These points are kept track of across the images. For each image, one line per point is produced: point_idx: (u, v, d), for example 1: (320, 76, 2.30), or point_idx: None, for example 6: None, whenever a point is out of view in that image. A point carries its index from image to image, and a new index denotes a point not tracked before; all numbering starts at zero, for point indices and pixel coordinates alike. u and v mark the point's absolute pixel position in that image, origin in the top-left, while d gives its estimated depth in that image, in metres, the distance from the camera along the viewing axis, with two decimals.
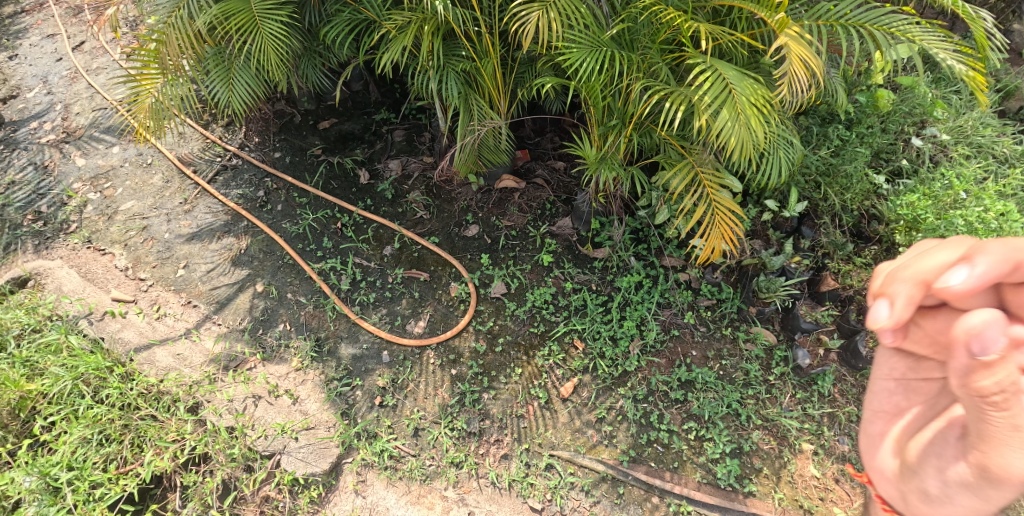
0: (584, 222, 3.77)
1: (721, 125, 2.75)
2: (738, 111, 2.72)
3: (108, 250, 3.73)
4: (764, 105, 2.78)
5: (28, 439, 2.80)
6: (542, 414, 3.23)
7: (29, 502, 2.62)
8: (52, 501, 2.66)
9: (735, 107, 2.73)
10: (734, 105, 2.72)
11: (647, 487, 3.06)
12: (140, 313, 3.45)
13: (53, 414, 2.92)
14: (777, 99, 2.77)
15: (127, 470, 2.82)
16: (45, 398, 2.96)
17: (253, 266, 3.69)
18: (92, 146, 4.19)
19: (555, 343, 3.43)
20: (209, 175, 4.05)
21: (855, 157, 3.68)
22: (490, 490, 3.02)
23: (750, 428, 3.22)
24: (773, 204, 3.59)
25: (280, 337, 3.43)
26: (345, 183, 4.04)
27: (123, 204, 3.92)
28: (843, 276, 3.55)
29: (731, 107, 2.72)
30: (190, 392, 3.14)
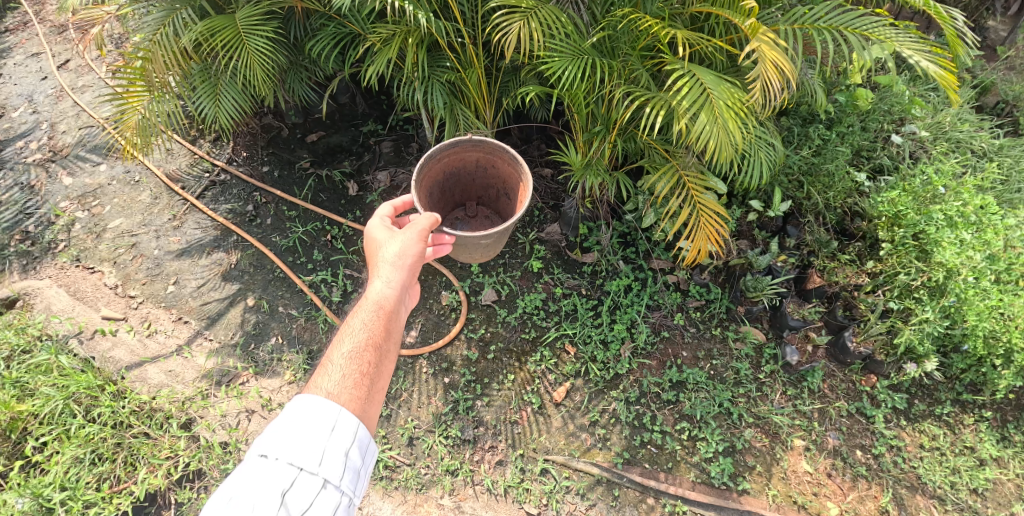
0: (572, 227, 3.76)
1: (701, 129, 2.83)
2: (716, 115, 2.81)
3: (97, 268, 3.73)
4: (741, 109, 2.87)
5: (20, 460, 2.82)
6: (536, 420, 3.25)
7: None
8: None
9: (714, 111, 2.82)
10: (712, 109, 2.81)
11: (642, 488, 3.08)
12: (131, 331, 3.46)
13: (45, 434, 2.94)
14: (754, 102, 2.86)
15: (121, 489, 2.85)
16: (36, 419, 2.97)
17: (243, 281, 3.69)
18: (78, 164, 4.18)
19: (547, 348, 3.46)
20: (197, 190, 4.05)
21: (836, 156, 3.75)
22: (486, 497, 3.03)
23: (741, 426, 3.25)
24: (759, 205, 3.64)
25: (272, 351, 3.43)
26: (335, 195, 4.06)
27: (111, 221, 3.92)
28: (829, 274, 3.60)
29: (709, 111, 2.81)
30: (183, 408, 3.15)
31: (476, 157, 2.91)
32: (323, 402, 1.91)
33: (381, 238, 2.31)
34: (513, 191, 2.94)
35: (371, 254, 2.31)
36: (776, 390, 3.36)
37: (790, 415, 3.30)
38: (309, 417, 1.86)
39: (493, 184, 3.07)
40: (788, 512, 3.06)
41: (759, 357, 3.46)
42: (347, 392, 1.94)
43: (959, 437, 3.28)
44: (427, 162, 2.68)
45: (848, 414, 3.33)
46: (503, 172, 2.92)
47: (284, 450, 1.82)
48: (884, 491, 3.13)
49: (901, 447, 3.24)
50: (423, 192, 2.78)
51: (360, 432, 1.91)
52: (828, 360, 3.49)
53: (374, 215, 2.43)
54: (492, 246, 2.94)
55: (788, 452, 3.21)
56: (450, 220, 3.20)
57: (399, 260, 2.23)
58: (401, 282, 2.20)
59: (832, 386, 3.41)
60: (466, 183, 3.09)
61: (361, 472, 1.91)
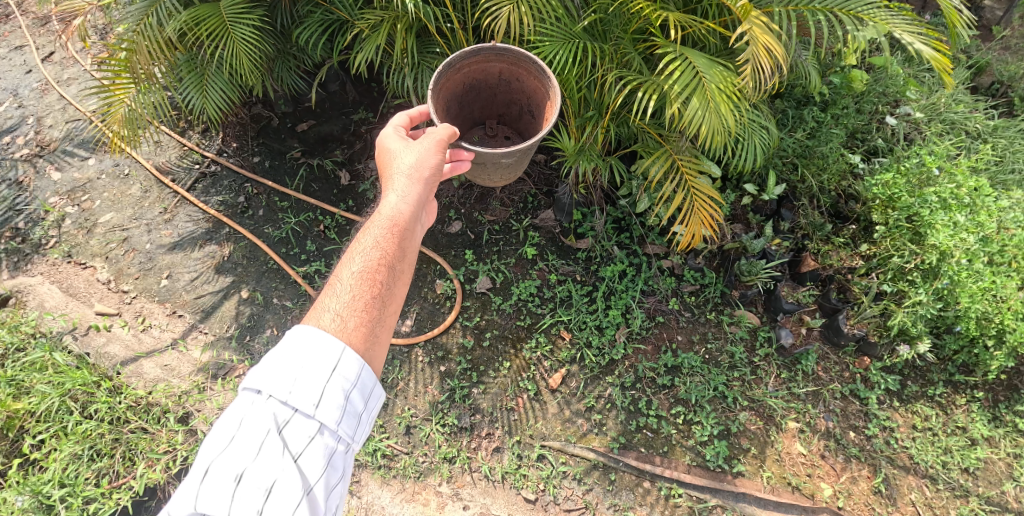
0: (566, 214, 3.77)
1: (692, 113, 2.82)
2: (709, 99, 2.80)
3: (90, 264, 3.72)
4: (733, 93, 2.87)
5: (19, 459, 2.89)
6: (532, 406, 3.27)
7: None
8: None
9: (705, 95, 2.81)
10: (704, 93, 2.80)
11: (638, 472, 3.11)
12: (125, 326, 3.48)
13: (42, 431, 3.00)
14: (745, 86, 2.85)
15: (120, 484, 2.93)
16: (33, 417, 3.04)
17: (236, 273, 3.70)
18: (66, 159, 4.13)
19: (542, 335, 3.47)
20: (187, 183, 4.01)
21: (830, 138, 3.71)
22: (483, 483, 3.07)
23: (736, 409, 3.28)
24: (753, 188, 3.62)
25: (268, 342, 3.47)
26: (327, 185, 4.03)
27: (102, 216, 3.89)
28: (823, 257, 3.63)
29: (701, 95, 2.80)
30: (180, 402, 3.20)
31: (498, 69, 2.80)
32: (329, 327, 1.93)
33: (396, 153, 2.32)
34: (536, 107, 2.87)
35: (384, 170, 2.33)
36: (770, 373, 3.38)
37: (785, 398, 3.32)
38: (311, 349, 1.88)
39: (514, 98, 2.99)
40: (782, 493, 3.11)
41: (754, 340, 3.48)
42: (353, 317, 1.96)
43: (951, 417, 3.32)
44: (445, 70, 2.59)
45: (842, 396, 3.36)
46: (526, 84, 2.82)
47: (279, 387, 1.84)
48: (876, 471, 3.18)
49: (894, 428, 3.27)
50: (441, 104, 2.72)
51: (363, 368, 1.92)
52: (822, 342, 3.50)
53: (388, 127, 2.45)
54: (515, 163, 2.95)
55: (783, 434, 3.24)
56: (470, 138, 3.17)
57: (412, 176, 2.24)
58: (415, 198, 2.20)
59: (826, 369, 3.43)
60: (487, 99, 3.02)
61: (360, 416, 1.92)
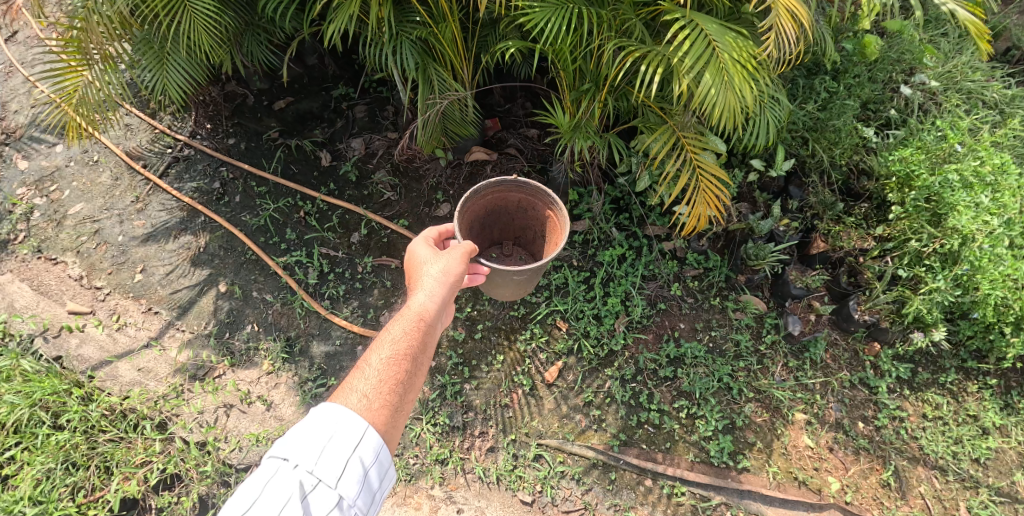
0: (560, 193, 3.62)
1: (706, 89, 2.57)
2: (723, 74, 2.56)
3: (61, 259, 3.52)
4: (749, 62, 2.61)
5: None
6: (528, 402, 3.12)
7: None
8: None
9: (720, 68, 2.56)
10: (718, 67, 2.56)
11: (639, 470, 2.98)
12: (99, 325, 3.32)
13: (10, 447, 2.86)
14: (765, 56, 2.59)
15: (96, 498, 2.80)
16: (4, 428, 2.90)
17: (214, 265, 3.51)
18: (33, 147, 3.89)
19: (537, 326, 3.29)
20: (159, 168, 3.80)
21: (843, 111, 3.53)
22: (478, 485, 2.94)
23: (741, 401, 3.15)
24: (759, 164, 3.41)
25: (249, 339, 3.30)
26: (306, 167, 3.82)
27: (71, 207, 3.67)
28: (834, 238, 3.44)
29: (715, 69, 2.56)
30: (156, 408, 3.08)
31: (517, 198, 2.80)
32: (355, 407, 1.83)
33: (426, 257, 2.27)
34: (549, 234, 2.81)
35: (411, 272, 2.27)
36: (777, 362, 3.25)
37: (792, 388, 3.20)
38: (337, 423, 1.77)
39: (530, 227, 2.94)
40: (788, 488, 2.99)
41: (760, 327, 3.34)
42: (378, 399, 1.86)
43: (962, 406, 3.20)
44: (470, 196, 2.59)
45: (850, 385, 3.24)
46: (542, 215, 2.80)
47: (307, 455, 1.73)
48: (886, 463, 3.06)
49: (904, 417, 3.16)
50: (462, 227, 2.69)
51: (383, 450, 1.82)
52: (831, 328, 3.36)
53: (419, 235, 2.42)
54: (525, 282, 2.80)
55: (789, 427, 3.12)
56: (483, 256, 3.07)
57: (442, 277, 2.19)
58: (441, 299, 2.14)
59: (835, 356, 3.30)
60: (505, 223, 2.99)
61: (375, 495, 1.80)
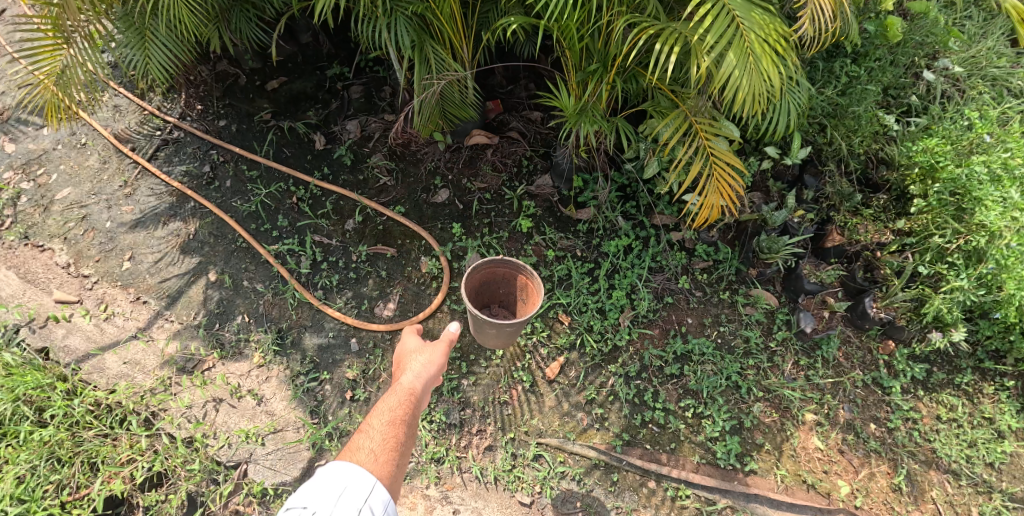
0: (565, 180, 3.45)
1: (729, 70, 2.39)
2: (748, 53, 2.38)
3: (47, 246, 3.40)
4: (775, 41, 2.43)
5: None
6: (527, 399, 3.00)
7: None
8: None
9: (744, 47, 2.38)
10: (742, 45, 2.38)
11: (643, 471, 2.88)
12: (86, 315, 3.22)
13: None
14: (793, 33, 2.41)
15: (80, 497, 2.71)
16: None
17: (203, 253, 3.41)
18: (19, 129, 3.75)
19: (538, 319, 3.16)
20: (148, 151, 3.67)
21: (864, 96, 3.35)
22: (475, 485, 2.83)
23: (750, 401, 3.05)
24: (775, 152, 3.28)
25: (239, 330, 3.21)
26: (299, 150, 3.67)
27: (58, 192, 3.55)
28: (851, 231, 3.34)
29: (739, 48, 2.38)
30: (143, 402, 2.99)
31: (502, 272, 2.70)
32: (362, 461, 1.87)
33: (413, 347, 2.31)
34: (528, 302, 2.72)
35: (398, 362, 2.31)
36: (788, 360, 3.16)
37: (802, 388, 3.10)
38: (348, 476, 1.80)
39: (509, 299, 2.82)
40: (796, 492, 2.90)
41: (771, 323, 3.24)
42: (384, 454, 1.92)
43: (978, 408, 3.11)
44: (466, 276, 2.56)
45: (864, 385, 3.13)
46: (516, 284, 2.75)
47: (323, 503, 1.74)
48: (898, 467, 2.96)
49: (918, 419, 3.06)
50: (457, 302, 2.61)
51: (391, 505, 1.84)
52: (845, 325, 3.26)
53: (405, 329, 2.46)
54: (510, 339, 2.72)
55: (799, 427, 3.02)
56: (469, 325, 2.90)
57: (431, 359, 2.24)
58: (431, 376, 2.20)
59: (848, 355, 3.20)
60: (489, 293, 2.84)
61: None
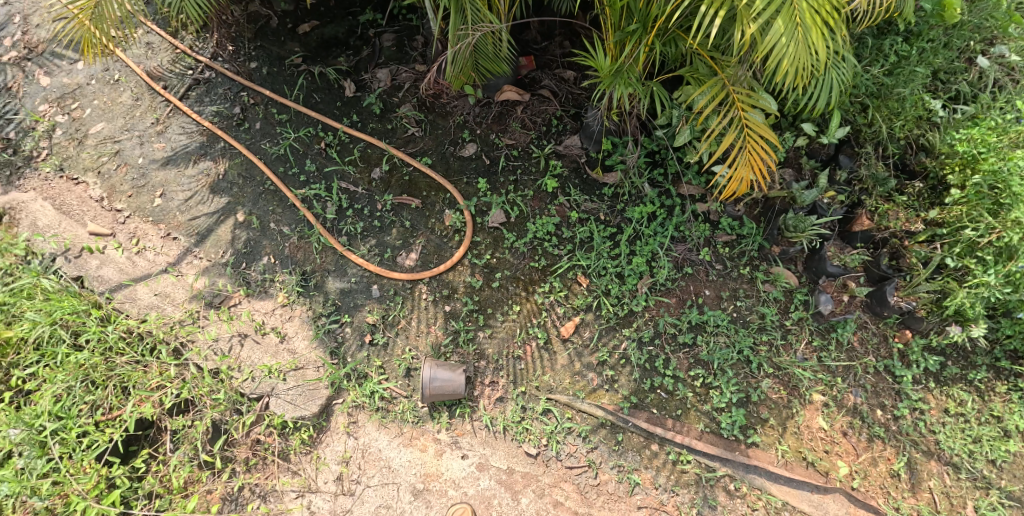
0: (594, 142, 3.41)
1: (775, 39, 2.33)
2: (796, 22, 2.31)
3: (82, 179, 3.58)
4: (828, 10, 2.34)
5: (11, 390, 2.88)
6: (541, 356, 3.07)
7: (18, 455, 2.73)
8: (42, 453, 2.76)
9: (793, 15, 2.30)
10: (791, 14, 2.30)
11: (647, 434, 2.96)
12: (119, 248, 3.40)
13: (33, 363, 2.98)
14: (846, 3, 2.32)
15: (113, 417, 2.91)
16: (26, 343, 3.00)
17: (232, 193, 3.50)
18: (54, 63, 3.85)
19: (557, 279, 3.20)
20: (180, 90, 3.72)
21: (912, 78, 3.28)
22: (484, 434, 2.96)
23: (759, 376, 3.11)
24: (811, 129, 3.25)
25: (265, 271, 3.32)
26: (329, 96, 3.67)
27: (93, 126, 3.69)
28: (880, 217, 3.32)
29: (788, 17, 2.30)
30: (172, 333, 3.18)
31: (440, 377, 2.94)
32: None
33: None
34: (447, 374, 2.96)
35: None
36: (801, 339, 3.20)
37: (813, 368, 3.15)
38: None
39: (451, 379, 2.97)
40: (795, 467, 3.00)
41: (788, 302, 3.25)
42: None
43: (987, 405, 3.14)
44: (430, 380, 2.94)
45: (874, 371, 3.18)
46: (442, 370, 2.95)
47: None
48: (898, 454, 3.06)
49: (925, 410, 3.12)
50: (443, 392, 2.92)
51: None
52: (862, 310, 3.28)
53: None
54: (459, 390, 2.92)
55: (805, 406, 3.10)
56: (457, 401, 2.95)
57: None
58: None
59: (862, 339, 3.23)
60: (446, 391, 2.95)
61: None
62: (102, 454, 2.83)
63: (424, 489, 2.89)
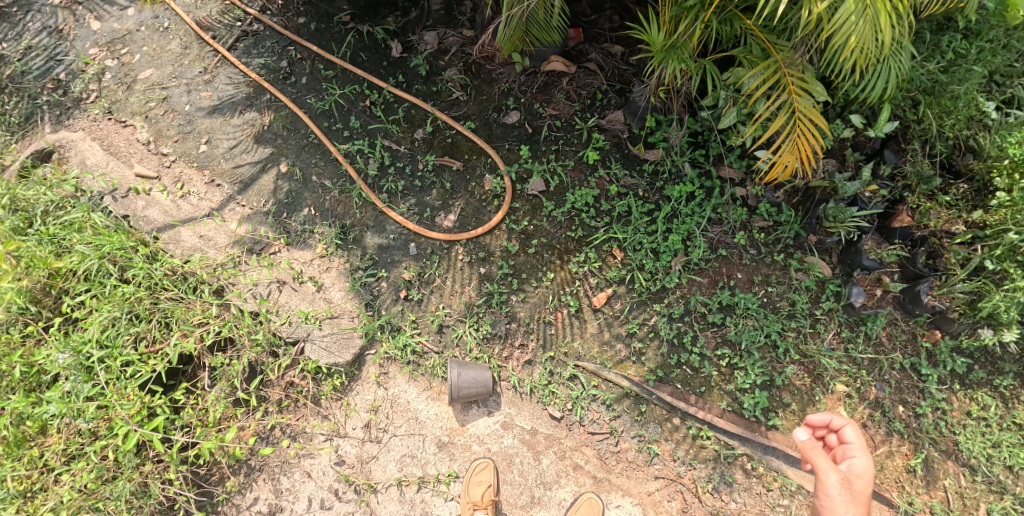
0: (638, 119, 3.42)
1: (843, 20, 2.33)
2: (866, 4, 2.32)
3: (129, 123, 3.68)
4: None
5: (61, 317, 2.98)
6: (571, 323, 3.16)
7: (65, 378, 2.82)
8: (88, 378, 2.83)
9: None
10: None
11: (670, 408, 3.05)
12: (164, 191, 3.49)
13: (83, 291, 3.07)
14: None
15: (156, 350, 2.98)
16: (75, 275, 3.09)
17: (276, 145, 3.56)
18: (105, 8, 3.91)
19: (592, 250, 3.25)
20: (228, 41, 3.77)
21: (968, 77, 3.21)
22: (511, 393, 3.09)
23: (785, 362, 3.14)
24: (860, 120, 3.22)
25: (305, 222, 3.40)
26: (375, 55, 3.70)
27: (142, 72, 3.77)
28: (921, 215, 3.29)
29: None
30: (215, 275, 3.26)
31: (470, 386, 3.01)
32: None
33: None
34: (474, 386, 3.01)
35: None
36: (830, 329, 3.20)
37: (839, 359, 3.17)
38: None
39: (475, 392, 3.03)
40: None
41: (820, 292, 3.25)
42: None
43: (1010, 412, 3.13)
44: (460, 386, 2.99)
45: (900, 368, 3.19)
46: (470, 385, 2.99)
47: None
48: (916, 450, 3.10)
49: (947, 411, 3.13)
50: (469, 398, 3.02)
51: None
52: (894, 307, 3.26)
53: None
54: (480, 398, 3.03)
55: (828, 396, 3.13)
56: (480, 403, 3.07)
57: None
58: None
59: (891, 335, 3.22)
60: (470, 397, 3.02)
61: None
62: (147, 384, 2.92)
63: (448, 441, 3.04)
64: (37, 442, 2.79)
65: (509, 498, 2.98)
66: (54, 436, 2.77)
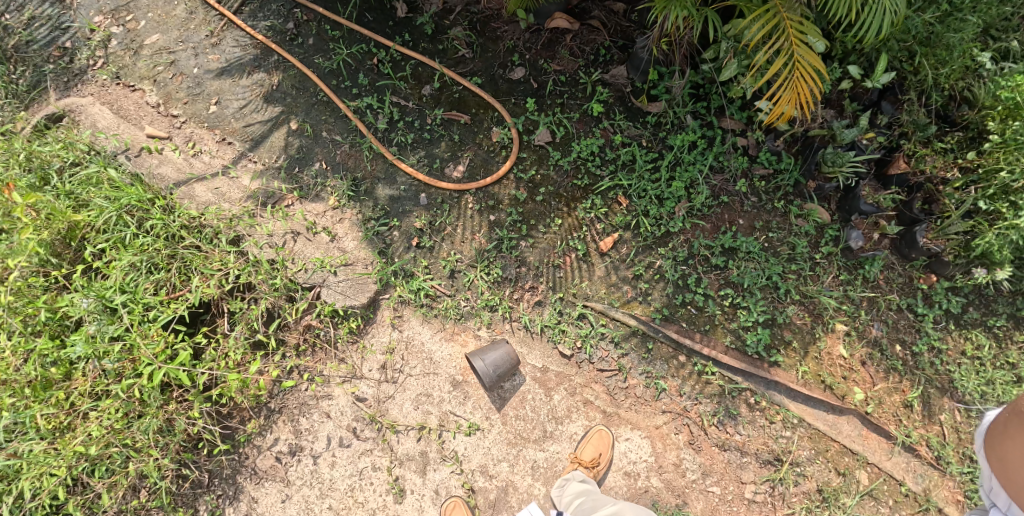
0: (640, 73, 3.46)
1: None
2: None
3: (138, 87, 3.73)
4: None
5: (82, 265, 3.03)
6: (579, 266, 3.27)
7: (89, 321, 2.86)
8: (112, 321, 2.90)
9: None
10: None
11: (676, 345, 3.16)
12: (177, 150, 3.54)
13: (102, 241, 3.08)
14: None
15: (177, 296, 3.05)
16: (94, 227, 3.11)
17: (286, 104, 3.62)
18: None
19: (599, 197, 3.35)
20: (234, 5, 3.81)
21: (962, 27, 3.30)
22: (522, 333, 3.20)
23: (786, 301, 3.25)
24: (858, 71, 3.29)
25: (317, 176, 3.48)
26: (381, 16, 3.73)
27: (148, 37, 3.81)
28: (916, 161, 3.37)
29: None
30: (231, 226, 3.29)
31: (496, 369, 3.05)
32: None
33: None
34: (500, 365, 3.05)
35: None
36: (829, 272, 3.30)
37: (838, 298, 3.28)
38: None
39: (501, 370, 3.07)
40: (814, 388, 3.16)
41: (819, 236, 3.35)
42: None
43: (1003, 352, 3.25)
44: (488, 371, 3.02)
45: (897, 308, 3.29)
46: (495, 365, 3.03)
47: None
48: (913, 386, 3.20)
49: (942, 350, 3.24)
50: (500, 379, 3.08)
51: None
52: (890, 251, 3.36)
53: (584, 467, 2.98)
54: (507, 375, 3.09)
55: (827, 334, 3.24)
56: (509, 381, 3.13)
57: None
58: None
59: (888, 278, 3.32)
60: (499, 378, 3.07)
61: None
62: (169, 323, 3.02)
63: (462, 381, 3.15)
64: (62, 385, 2.84)
65: (522, 433, 3.10)
66: (79, 379, 2.84)
